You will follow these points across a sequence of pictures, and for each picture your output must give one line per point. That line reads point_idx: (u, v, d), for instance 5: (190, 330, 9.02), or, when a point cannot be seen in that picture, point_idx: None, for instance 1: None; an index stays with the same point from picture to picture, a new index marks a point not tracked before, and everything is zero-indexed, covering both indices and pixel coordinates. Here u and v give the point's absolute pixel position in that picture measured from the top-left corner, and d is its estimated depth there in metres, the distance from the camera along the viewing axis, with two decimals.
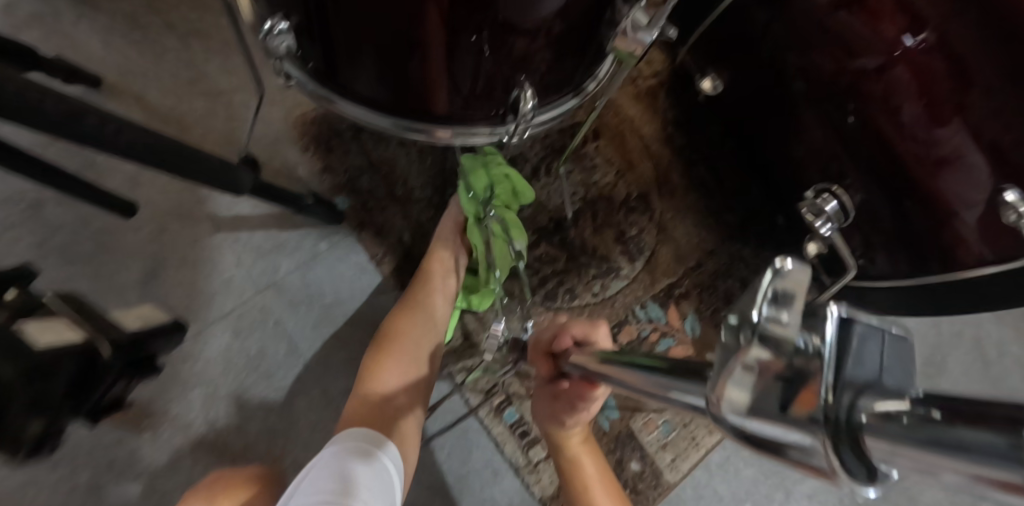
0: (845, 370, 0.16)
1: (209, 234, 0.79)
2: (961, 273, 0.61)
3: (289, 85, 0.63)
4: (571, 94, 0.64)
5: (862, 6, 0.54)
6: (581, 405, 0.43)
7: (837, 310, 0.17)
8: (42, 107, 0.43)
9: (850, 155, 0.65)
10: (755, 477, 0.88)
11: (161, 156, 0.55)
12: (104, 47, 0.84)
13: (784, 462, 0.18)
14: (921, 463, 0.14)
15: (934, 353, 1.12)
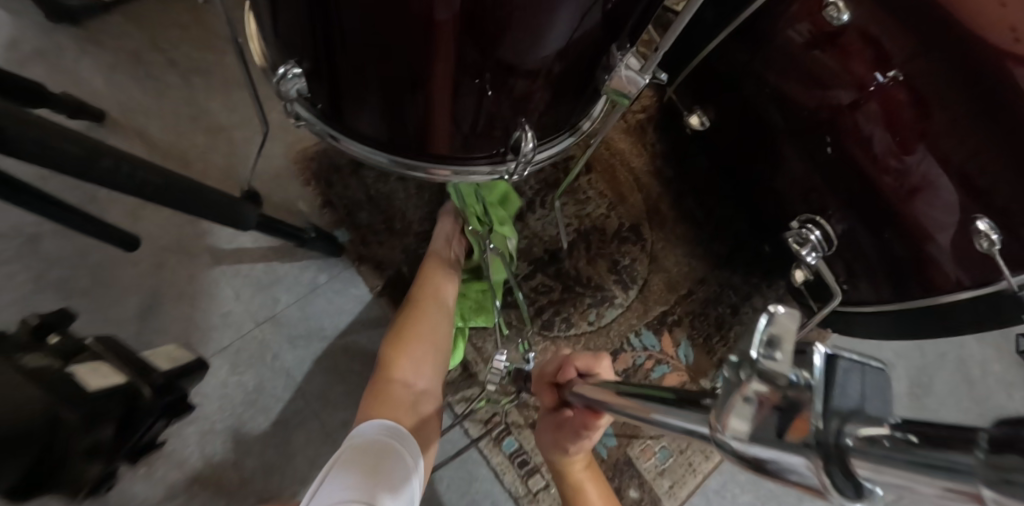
0: (833, 399, 0.18)
1: (208, 267, 0.80)
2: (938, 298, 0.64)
3: (297, 126, 0.65)
4: (567, 133, 0.67)
5: (836, 46, 0.59)
6: (584, 435, 0.44)
7: (821, 348, 0.18)
8: (62, 148, 0.45)
9: (831, 187, 0.68)
10: (752, 503, 0.90)
11: (173, 193, 0.56)
12: (107, 84, 0.86)
13: (781, 480, 0.20)
14: (892, 478, 0.16)
15: (921, 374, 1.15)
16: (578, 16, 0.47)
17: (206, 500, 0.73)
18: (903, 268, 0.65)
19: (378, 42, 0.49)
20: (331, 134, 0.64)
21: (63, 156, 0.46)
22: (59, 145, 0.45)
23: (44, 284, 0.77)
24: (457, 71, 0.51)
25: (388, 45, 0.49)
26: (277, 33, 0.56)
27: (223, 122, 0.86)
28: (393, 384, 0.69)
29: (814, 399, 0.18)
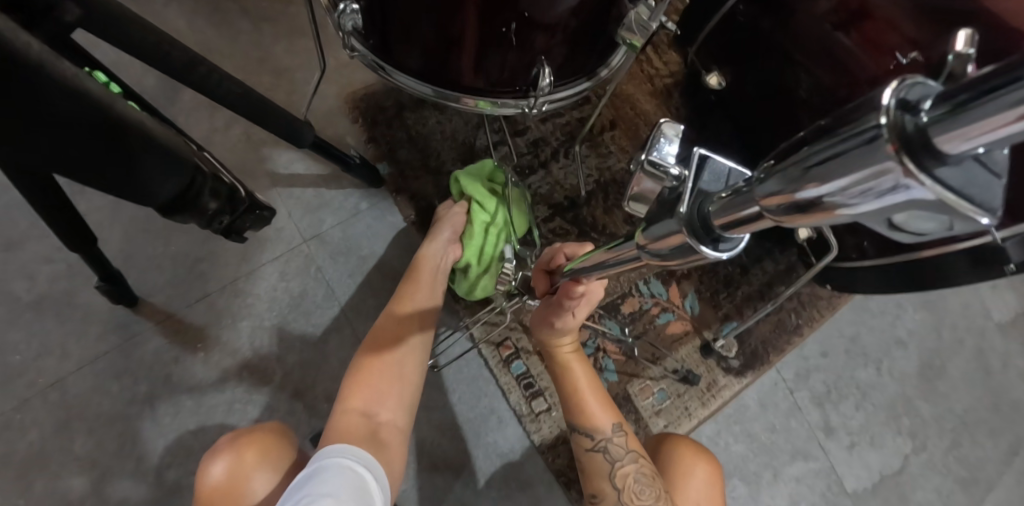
0: (700, 184, 0.26)
1: (266, 188, 0.90)
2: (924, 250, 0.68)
3: (352, 56, 0.74)
4: (584, 77, 0.75)
5: (858, 32, 0.64)
6: (569, 309, 0.52)
7: (698, 152, 0.26)
8: (167, 52, 0.56)
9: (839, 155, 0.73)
10: (744, 453, 0.97)
11: (247, 105, 0.67)
12: (188, 24, 0.97)
13: (675, 259, 0.28)
14: (730, 220, 0.23)
15: (936, 357, 1.12)
16: None
17: (254, 384, 0.84)
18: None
19: None
20: (376, 64, 0.73)
21: (166, 57, 0.56)
22: (164, 49, 0.56)
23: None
24: (486, 11, 0.59)
25: None
26: None
27: (285, 65, 0.96)
28: (364, 391, 0.70)
29: (685, 181, 0.26)
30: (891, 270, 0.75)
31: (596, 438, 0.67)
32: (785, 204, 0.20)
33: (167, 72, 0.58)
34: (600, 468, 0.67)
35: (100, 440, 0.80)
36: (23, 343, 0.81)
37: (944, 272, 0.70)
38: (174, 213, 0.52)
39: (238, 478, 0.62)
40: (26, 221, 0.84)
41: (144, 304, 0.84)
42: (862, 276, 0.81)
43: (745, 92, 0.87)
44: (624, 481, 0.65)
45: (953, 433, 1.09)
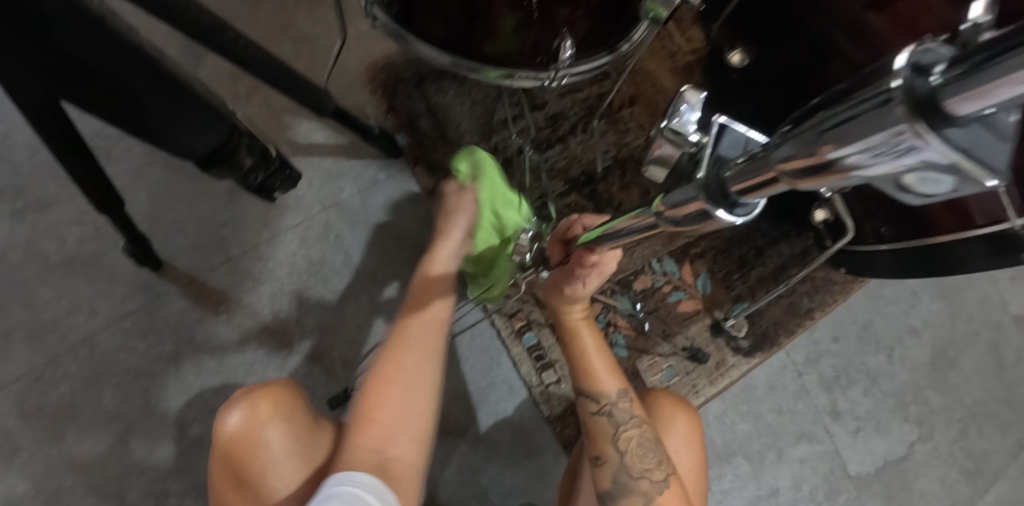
0: (719, 150, 0.26)
1: (288, 156, 0.91)
2: (938, 237, 0.69)
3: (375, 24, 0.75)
4: (606, 52, 0.74)
5: (891, 12, 0.63)
6: (582, 276, 0.53)
7: (718, 119, 0.27)
8: (198, 17, 0.57)
9: None
10: (749, 433, 0.99)
11: (264, 67, 0.67)
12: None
13: (691, 225, 0.29)
14: (747, 185, 0.24)
15: (949, 348, 1.11)
16: None
17: (274, 346, 0.87)
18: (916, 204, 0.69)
19: None
20: (398, 33, 0.73)
21: (196, 25, 0.57)
22: (194, 19, 0.56)
23: (155, 159, 0.88)
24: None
25: None
26: None
27: (309, 33, 0.93)
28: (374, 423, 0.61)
29: (705, 147, 0.27)
30: (910, 254, 0.75)
31: (601, 402, 0.70)
32: (805, 167, 0.20)
33: (198, 39, 0.59)
34: (604, 432, 0.68)
35: (127, 395, 0.82)
36: (54, 300, 0.83)
37: (953, 260, 0.70)
38: (213, 168, 0.56)
39: (253, 429, 0.64)
40: (54, 182, 0.85)
41: (169, 267, 0.86)
42: (873, 259, 0.82)
43: (768, 72, 0.86)
44: (627, 445, 0.67)
45: (961, 423, 1.10)
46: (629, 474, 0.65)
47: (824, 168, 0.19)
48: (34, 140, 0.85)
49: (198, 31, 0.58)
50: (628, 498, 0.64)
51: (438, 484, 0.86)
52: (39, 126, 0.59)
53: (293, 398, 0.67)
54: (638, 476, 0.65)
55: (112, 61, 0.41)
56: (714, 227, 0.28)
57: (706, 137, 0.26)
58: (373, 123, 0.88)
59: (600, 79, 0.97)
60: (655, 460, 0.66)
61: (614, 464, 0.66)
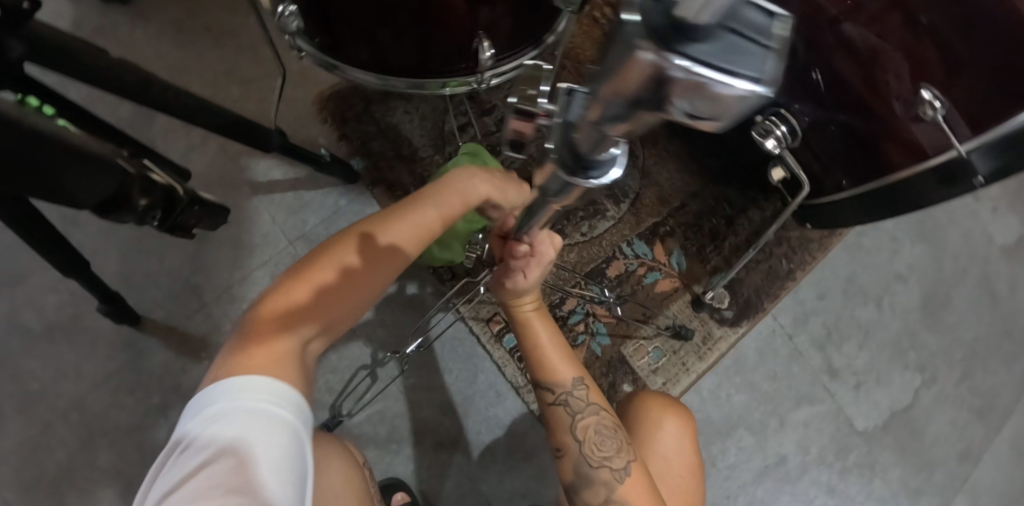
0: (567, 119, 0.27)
1: (248, 197, 0.91)
2: (890, 177, 0.69)
3: (304, 57, 0.77)
4: (531, 46, 0.76)
5: None
6: (522, 264, 0.53)
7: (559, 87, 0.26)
8: (124, 77, 0.60)
9: (797, 85, 0.73)
10: (747, 403, 0.98)
11: (196, 112, 0.69)
12: (152, 42, 0.90)
13: (571, 190, 0.30)
14: (594, 145, 0.25)
15: (941, 288, 1.10)
16: None
17: None
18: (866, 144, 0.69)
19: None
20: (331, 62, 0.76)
21: (117, 77, 0.59)
22: (116, 74, 0.59)
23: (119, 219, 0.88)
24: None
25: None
26: None
27: (252, 73, 0.91)
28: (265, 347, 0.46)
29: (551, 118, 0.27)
30: (870, 202, 0.74)
31: (557, 391, 0.68)
32: (614, 114, 0.20)
33: (123, 92, 0.62)
34: (564, 423, 0.68)
35: (121, 453, 0.82)
36: (37, 370, 0.83)
37: (904, 203, 0.70)
38: (113, 214, 0.48)
39: None
40: (25, 254, 0.86)
41: (146, 322, 0.86)
42: (831, 210, 0.82)
43: None
44: (585, 434, 0.67)
45: (964, 362, 1.09)
46: (590, 464, 0.66)
47: (625, 111, 0.20)
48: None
49: (122, 82, 0.60)
50: (592, 488, 0.65)
51: (441, 497, 0.86)
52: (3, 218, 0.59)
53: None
54: (598, 465, 0.65)
55: None
56: (587, 191, 0.30)
57: (552, 109, 0.27)
58: (324, 150, 0.89)
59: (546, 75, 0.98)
60: (619, 450, 0.66)
61: (574, 455, 0.67)
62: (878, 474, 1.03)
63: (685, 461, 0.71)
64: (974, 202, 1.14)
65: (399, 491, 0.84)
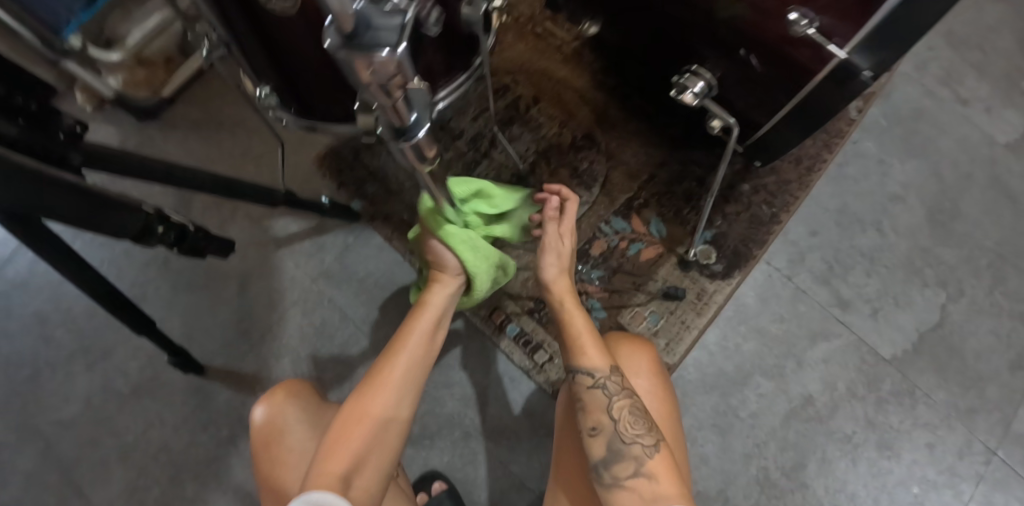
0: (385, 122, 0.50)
1: (274, 251, 1.04)
2: (802, 89, 0.74)
3: (285, 121, 0.92)
4: (463, 70, 0.90)
5: None
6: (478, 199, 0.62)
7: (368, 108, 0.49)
8: (151, 167, 0.75)
9: (709, 42, 0.79)
10: (758, 349, 1.00)
11: (212, 184, 0.83)
12: (183, 143, 1.07)
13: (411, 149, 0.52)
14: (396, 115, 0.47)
15: (947, 200, 1.08)
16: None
17: None
18: (776, 72, 0.74)
19: (313, 64, 0.78)
20: (308, 124, 0.91)
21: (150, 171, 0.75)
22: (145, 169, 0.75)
23: (174, 290, 1.03)
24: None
25: (316, 59, 0.77)
26: (251, 70, 0.85)
27: (262, 149, 1.06)
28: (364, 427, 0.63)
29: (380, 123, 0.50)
30: (796, 119, 0.79)
31: (595, 376, 0.73)
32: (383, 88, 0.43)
33: (154, 179, 0.77)
34: (599, 403, 0.71)
35: (203, 482, 0.96)
36: (130, 424, 0.99)
37: (824, 108, 0.75)
38: (144, 242, 0.60)
39: (275, 418, 0.67)
40: (111, 332, 1.04)
41: (210, 369, 1.00)
42: (774, 138, 0.86)
43: (616, 31, 0.97)
44: (620, 413, 0.70)
45: (991, 269, 1.05)
46: (623, 441, 0.68)
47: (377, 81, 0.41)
48: (86, 304, 1.05)
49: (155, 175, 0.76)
50: (621, 463, 0.67)
51: (478, 482, 0.94)
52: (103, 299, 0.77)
53: (306, 395, 0.70)
54: (630, 441, 0.68)
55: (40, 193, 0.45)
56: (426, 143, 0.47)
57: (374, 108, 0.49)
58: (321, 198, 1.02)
59: (502, 90, 1.08)
60: (649, 431, 0.69)
61: (609, 433, 0.69)
62: (920, 398, 1.00)
63: (672, 427, 0.77)
64: (964, 107, 1.13)
65: (438, 480, 0.92)
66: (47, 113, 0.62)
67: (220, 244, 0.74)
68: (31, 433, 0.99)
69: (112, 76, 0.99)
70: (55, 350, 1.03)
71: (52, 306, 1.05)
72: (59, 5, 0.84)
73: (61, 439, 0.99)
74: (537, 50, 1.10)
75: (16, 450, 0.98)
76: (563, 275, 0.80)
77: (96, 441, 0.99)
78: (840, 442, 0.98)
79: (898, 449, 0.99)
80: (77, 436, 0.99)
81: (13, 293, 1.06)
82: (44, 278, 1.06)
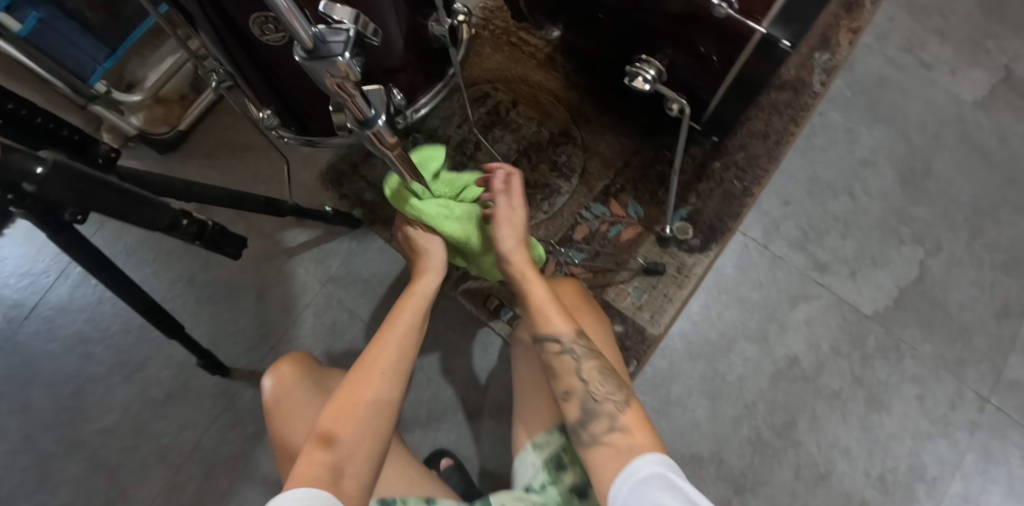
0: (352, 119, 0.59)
1: (286, 260, 1.15)
2: (735, 66, 0.82)
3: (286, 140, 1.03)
4: (439, 81, 1.00)
5: None
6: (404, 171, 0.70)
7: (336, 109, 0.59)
8: (173, 185, 0.86)
9: (660, 34, 0.87)
10: (740, 315, 1.04)
11: (224, 198, 0.94)
12: (201, 171, 1.19)
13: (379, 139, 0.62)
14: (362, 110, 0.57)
15: (918, 160, 1.12)
16: (395, 17, 0.83)
17: None
18: (721, 54, 0.81)
19: (302, 85, 0.88)
20: (307, 139, 1.00)
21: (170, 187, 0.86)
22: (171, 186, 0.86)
23: (199, 303, 1.14)
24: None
25: (305, 80, 0.87)
26: (254, 96, 0.96)
27: (271, 171, 1.18)
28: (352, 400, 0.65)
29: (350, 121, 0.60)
30: (737, 87, 0.88)
31: (561, 343, 0.73)
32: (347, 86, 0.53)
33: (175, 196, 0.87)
34: (568, 367, 0.72)
35: (234, 475, 1.06)
36: (166, 426, 1.10)
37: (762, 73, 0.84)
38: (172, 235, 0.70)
39: (284, 395, 0.73)
40: (147, 346, 1.16)
41: (236, 371, 1.11)
42: (724, 108, 0.94)
43: (579, 33, 1.05)
44: (588, 374, 0.71)
45: (969, 222, 1.08)
46: (594, 399, 0.69)
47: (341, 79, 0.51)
48: (124, 323, 1.18)
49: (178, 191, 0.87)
50: (596, 420, 0.67)
51: (483, 457, 1.01)
52: (130, 298, 0.88)
53: (312, 367, 0.77)
54: (602, 399, 0.69)
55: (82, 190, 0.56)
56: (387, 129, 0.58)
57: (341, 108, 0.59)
58: (326, 208, 1.12)
59: (482, 98, 1.17)
60: (616, 389, 0.70)
61: (581, 394, 0.70)
62: (906, 352, 1.03)
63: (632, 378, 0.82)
64: (928, 71, 1.17)
65: (445, 457, 1.00)
66: (87, 142, 0.75)
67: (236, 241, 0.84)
68: (81, 441, 1.11)
69: (135, 116, 1.14)
70: (98, 366, 1.15)
71: (93, 326, 1.18)
72: (86, 56, 1.01)
73: (106, 445, 1.10)
74: (512, 58, 1.19)
75: (66, 458, 1.10)
76: (519, 246, 0.79)
77: (138, 444, 1.10)
78: (828, 399, 1.01)
79: (887, 403, 1.01)
80: (121, 441, 1.10)
81: (59, 318, 1.19)
82: (86, 302, 1.19)
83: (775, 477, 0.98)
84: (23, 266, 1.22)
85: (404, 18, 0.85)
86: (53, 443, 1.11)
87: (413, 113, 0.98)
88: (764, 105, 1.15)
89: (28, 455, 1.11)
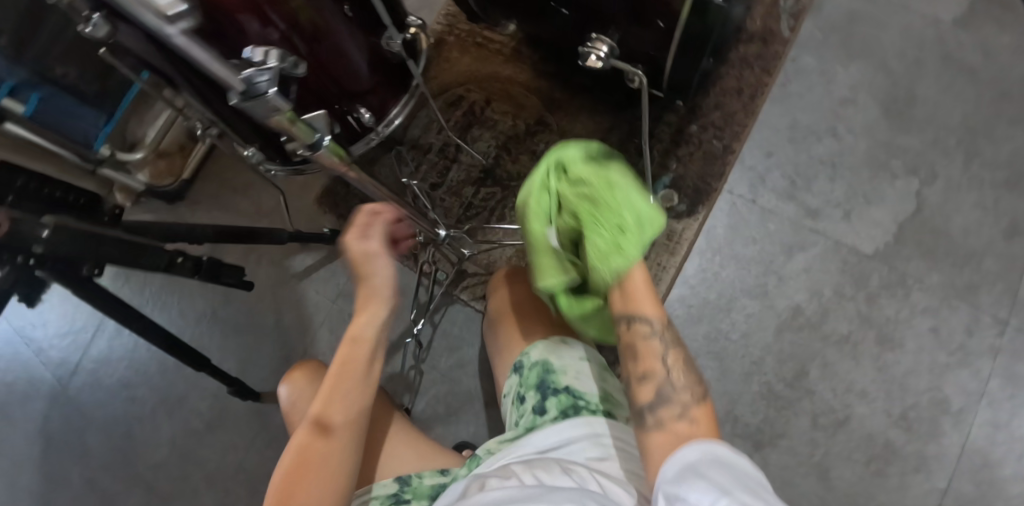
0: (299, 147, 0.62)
1: (297, 284, 1.22)
2: (679, 34, 0.86)
3: (274, 172, 1.08)
4: (407, 93, 1.04)
5: None
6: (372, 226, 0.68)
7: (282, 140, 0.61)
8: (173, 230, 0.91)
9: (611, 12, 0.89)
10: (738, 273, 1.04)
11: (222, 235, 0.99)
12: (213, 214, 1.29)
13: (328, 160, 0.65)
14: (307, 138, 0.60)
15: (900, 90, 1.11)
16: (351, 40, 0.86)
17: None
18: (662, 23, 0.85)
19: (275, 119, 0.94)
20: (294, 169, 1.07)
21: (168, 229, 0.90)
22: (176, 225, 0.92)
23: (224, 336, 1.22)
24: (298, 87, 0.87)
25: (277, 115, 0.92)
26: (238, 137, 1.01)
27: (274, 204, 1.26)
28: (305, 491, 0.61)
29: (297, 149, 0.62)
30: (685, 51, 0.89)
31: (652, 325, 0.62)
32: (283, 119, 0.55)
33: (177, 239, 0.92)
34: (653, 351, 0.62)
35: None
36: (210, 453, 1.19)
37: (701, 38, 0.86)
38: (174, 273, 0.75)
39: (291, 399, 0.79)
40: (183, 382, 1.25)
41: (265, 394, 1.18)
42: (679, 75, 0.97)
43: (531, 24, 1.06)
44: (674, 362, 0.62)
45: (961, 145, 1.07)
46: (674, 388, 0.60)
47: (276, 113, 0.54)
48: (159, 364, 1.27)
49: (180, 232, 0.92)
50: (665, 406, 0.59)
51: None
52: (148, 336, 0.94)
53: (322, 372, 0.82)
54: (679, 388, 0.60)
55: (89, 244, 0.61)
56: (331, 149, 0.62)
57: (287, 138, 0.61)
58: (325, 230, 1.18)
59: (457, 101, 1.20)
60: (693, 382, 0.62)
61: (660, 381, 0.61)
62: (914, 286, 1.01)
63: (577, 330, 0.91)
64: None
65: (466, 449, 1.03)
66: (91, 203, 0.82)
67: (234, 271, 0.89)
68: (138, 476, 1.21)
69: (141, 173, 1.23)
70: (143, 406, 1.25)
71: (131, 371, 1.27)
72: (87, 125, 1.11)
73: (160, 477, 1.20)
74: (479, 59, 1.21)
75: (126, 493, 1.20)
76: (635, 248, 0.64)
77: (188, 472, 1.19)
78: (838, 345, 1.00)
79: (900, 339, 1.00)
80: (173, 472, 1.20)
81: (102, 368, 1.29)
82: (124, 350, 1.29)
83: (792, 428, 0.97)
84: (63, 326, 1.32)
85: (360, 41, 0.88)
86: (113, 482, 1.21)
87: (387, 127, 1.03)
88: (736, 61, 1.13)
89: (93, 496, 1.21)
